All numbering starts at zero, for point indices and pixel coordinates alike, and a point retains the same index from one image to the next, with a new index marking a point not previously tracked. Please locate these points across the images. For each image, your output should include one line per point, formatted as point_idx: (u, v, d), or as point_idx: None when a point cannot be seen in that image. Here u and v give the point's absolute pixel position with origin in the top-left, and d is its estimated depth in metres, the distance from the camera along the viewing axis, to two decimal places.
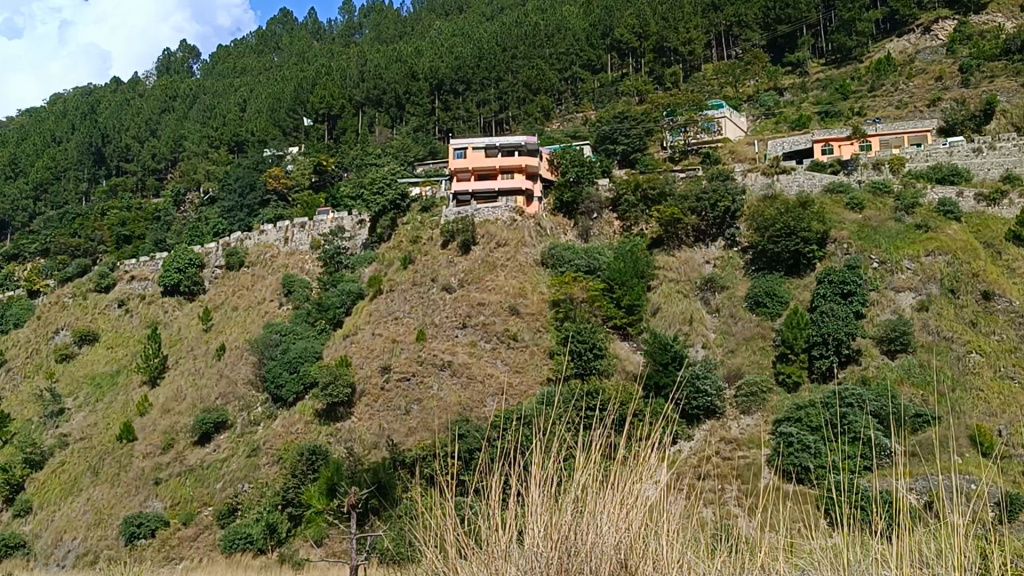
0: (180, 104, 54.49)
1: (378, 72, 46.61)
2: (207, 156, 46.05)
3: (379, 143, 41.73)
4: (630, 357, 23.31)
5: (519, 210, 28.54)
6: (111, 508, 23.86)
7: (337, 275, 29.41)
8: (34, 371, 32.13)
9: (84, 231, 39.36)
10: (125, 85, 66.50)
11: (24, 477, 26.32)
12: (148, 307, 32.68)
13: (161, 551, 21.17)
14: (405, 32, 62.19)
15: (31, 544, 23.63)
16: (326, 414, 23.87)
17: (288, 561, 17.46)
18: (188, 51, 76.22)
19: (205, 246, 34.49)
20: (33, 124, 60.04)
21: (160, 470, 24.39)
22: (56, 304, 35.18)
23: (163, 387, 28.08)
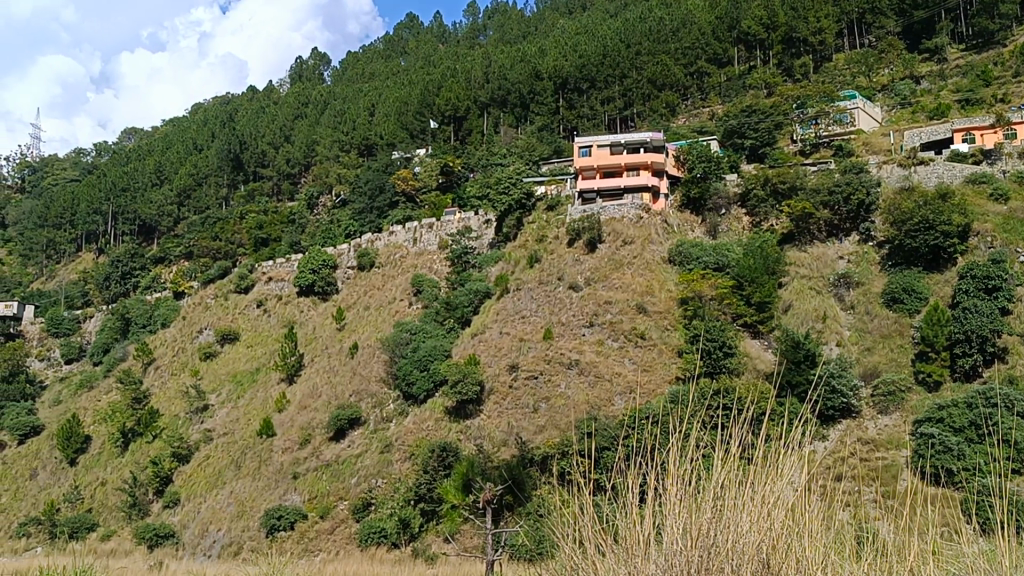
0: (312, 109, 56.08)
1: (503, 72, 46.97)
2: (339, 160, 47.22)
3: (504, 143, 42.06)
4: (762, 356, 22.80)
5: (645, 207, 28.31)
6: (252, 501, 24.73)
7: (464, 274, 29.75)
8: (181, 368, 33.60)
9: (224, 233, 40.93)
10: (261, 93, 68.85)
11: (172, 469, 27.53)
12: (285, 307, 33.80)
13: (300, 543, 21.81)
14: (528, 32, 62.49)
15: (179, 534, 24.71)
16: (457, 411, 24.21)
17: (421, 556, 17.74)
18: (318, 58, 78.40)
19: (338, 247, 35.44)
20: (176, 133, 62.79)
21: (298, 465, 25.18)
22: (200, 304, 36.74)
23: (300, 385, 28.94)
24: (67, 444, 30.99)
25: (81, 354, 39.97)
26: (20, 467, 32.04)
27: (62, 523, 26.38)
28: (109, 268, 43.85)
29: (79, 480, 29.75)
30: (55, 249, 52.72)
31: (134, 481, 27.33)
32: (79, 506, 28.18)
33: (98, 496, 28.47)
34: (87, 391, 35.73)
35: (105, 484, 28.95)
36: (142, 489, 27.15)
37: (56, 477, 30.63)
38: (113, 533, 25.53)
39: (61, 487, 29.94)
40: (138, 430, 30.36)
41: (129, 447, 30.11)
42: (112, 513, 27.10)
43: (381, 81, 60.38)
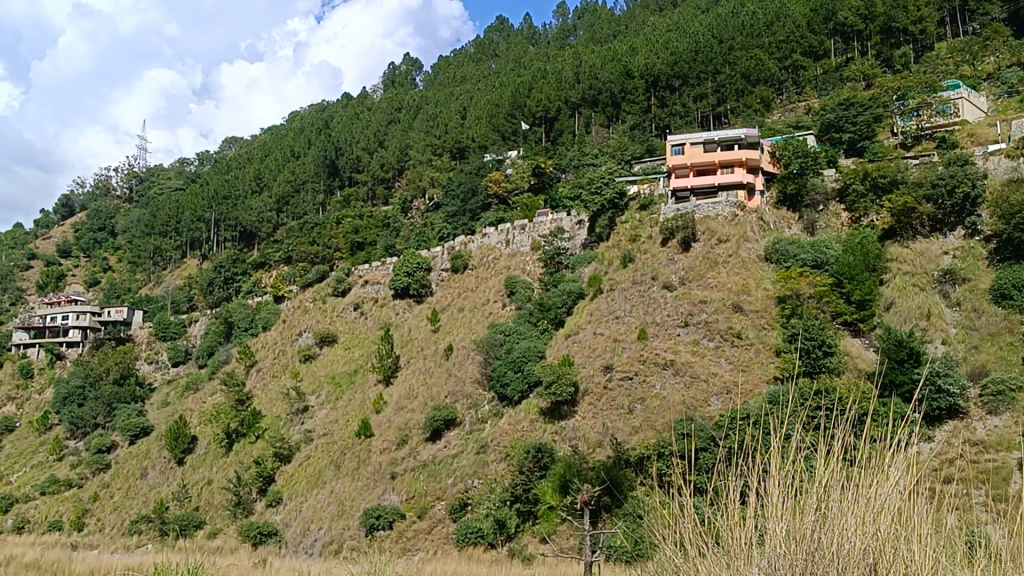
0: (404, 114, 56.77)
1: (593, 72, 46.75)
2: (432, 163, 47.70)
3: (596, 143, 41.89)
4: (863, 355, 22.22)
5: (740, 205, 27.84)
6: (352, 500, 25.15)
7: (557, 275, 29.75)
8: (282, 370, 34.38)
9: (322, 238, 41.73)
10: (356, 99, 70.00)
11: (275, 469, 28.18)
12: (381, 309, 34.31)
13: (399, 542, 22.12)
14: (619, 31, 62.15)
15: (282, 532, 25.31)
16: (551, 412, 24.23)
17: (518, 556, 17.86)
18: (411, 63, 79.33)
19: (432, 250, 35.81)
20: (274, 141, 64.28)
21: (396, 465, 25.51)
22: (299, 308, 37.53)
23: (396, 386, 29.30)
24: (175, 444, 31.98)
25: (187, 357, 41.26)
26: (131, 467, 33.22)
27: (172, 521, 27.30)
28: (213, 274, 45.11)
29: (186, 479, 30.69)
30: (161, 256, 54.59)
31: (238, 480, 28.10)
32: (187, 504, 29.09)
33: (205, 494, 29.35)
34: (193, 393, 36.86)
35: (211, 483, 29.80)
36: (247, 488, 27.89)
37: (165, 477, 31.67)
38: (219, 530, 26.32)
39: (170, 486, 30.94)
40: (242, 431, 31.16)
41: (233, 447, 30.97)
42: (218, 512, 27.92)
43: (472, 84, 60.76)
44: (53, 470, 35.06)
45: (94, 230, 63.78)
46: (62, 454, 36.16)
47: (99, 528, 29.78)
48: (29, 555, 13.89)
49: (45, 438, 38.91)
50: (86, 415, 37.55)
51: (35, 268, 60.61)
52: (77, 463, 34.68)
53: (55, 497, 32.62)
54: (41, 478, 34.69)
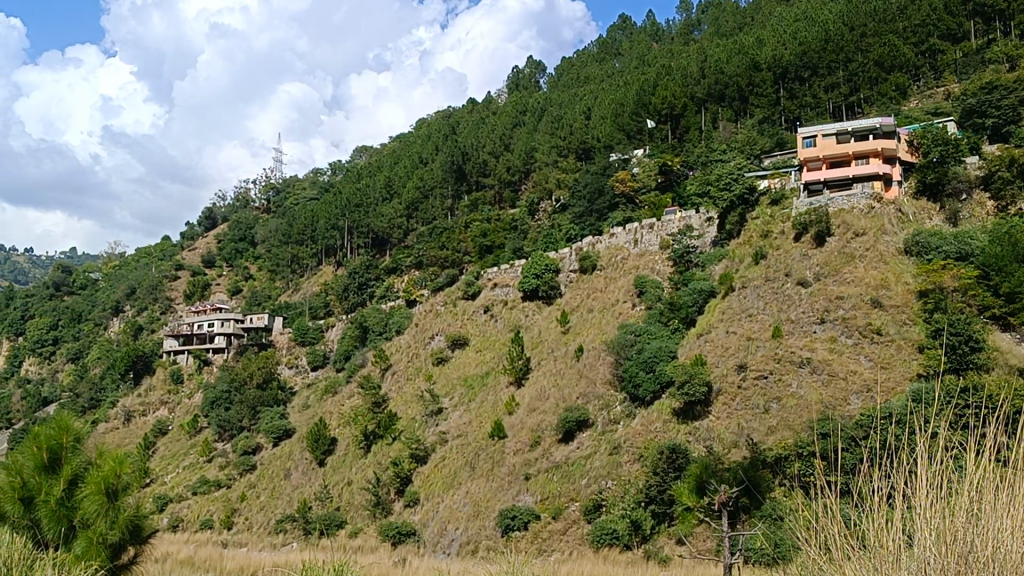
0: (529, 117, 56.86)
1: (719, 66, 45.96)
2: (557, 164, 47.79)
3: (724, 138, 41.14)
4: (1014, 350, 21.14)
5: (877, 196, 26.78)
6: (487, 501, 25.40)
7: (687, 274, 29.39)
8: (415, 373, 35.06)
9: (451, 243, 42.42)
10: (481, 104, 70.72)
11: (411, 470, 28.73)
12: (511, 311, 34.59)
13: (534, 543, 22.31)
14: (744, 23, 60.97)
15: (420, 532, 25.79)
16: (684, 412, 23.94)
17: (655, 557, 17.79)
18: (534, 65, 79.61)
19: (560, 251, 35.85)
20: (404, 148, 65.59)
21: (530, 466, 25.65)
22: (431, 312, 38.19)
23: (528, 388, 29.48)
24: (316, 446, 32.95)
25: (325, 360, 42.46)
26: (276, 467, 34.38)
27: (315, 520, 28.22)
28: (347, 279, 46.27)
29: (328, 480, 31.57)
30: (299, 263, 56.50)
31: (377, 481, 28.78)
32: (329, 504, 29.96)
33: (345, 494, 30.15)
34: (332, 396, 37.91)
35: (351, 483, 30.58)
36: (385, 488, 28.56)
37: (308, 477, 32.68)
38: (360, 530, 27.08)
39: (313, 486, 31.89)
40: (379, 433, 31.90)
41: (371, 448, 31.73)
42: (358, 511, 28.65)
43: (596, 84, 60.61)
44: (204, 471, 36.70)
45: (235, 240, 66.14)
46: (211, 455, 37.81)
47: (247, 527, 31.01)
48: (185, 552, 14.52)
49: (195, 440, 40.73)
50: (232, 418, 39.14)
51: (183, 278, 63.53)
52: (226, 465, 36.18)
53: (206, 498, 34.14)
54: (192, 479, 36.36)
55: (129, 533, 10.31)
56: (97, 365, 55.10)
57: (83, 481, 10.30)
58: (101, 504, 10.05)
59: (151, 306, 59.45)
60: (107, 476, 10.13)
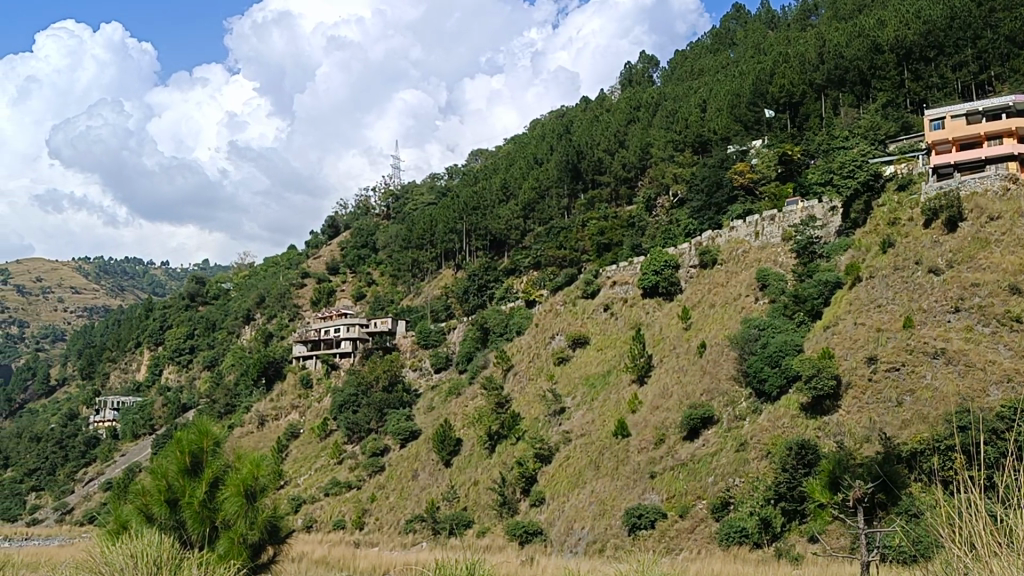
0: (644, 112, 56.08)
1: (839, 51, 44.58)
2: (674, 159, 47.28)
3: (846, 124, 39.88)
4: None
5: (1012, 176, 25.73)
6: (613, 500, 25.31)
7: (812, 266, 28.64)
8: (537, 373, 35.21)
9: (569, 241, 42.37)
10: (594, 102, 70.41)
11: (536, 470, 28.86)
12: (631, 309, 34.37)
13: (661, 541, 22.16)
14: (865, 4, 59.01)
15: (546, 531, 25.92)
16: (813, 407, 23.31)
17: (786, 555, 17.46)
18: (647, 60, 78.82)
19: (679, 246, 35.40)
20: (519, 149, 65.87)
21: (655, 464, 25.45)
22: (551, 312, 38.29)
23: (651, 386, 29.25)
24: (442, 446, 33.42)
25: (448, 363, 42.99)
26: (403, 468, 34.98)
27: (443, 520, 28.72)
28: (467, 282, 46.76)
29: (454, 480, 31.98)
30: (419, 268, 57.46)
31: (503, 481, 29.03)
32: (456, 504, 30.36)
33: (472, 494, 30.48)
34: (456, 398, 38.40)
35: (477, 483, 30.87)
36: (511, 488, 28.78)
37: (435, 477, 33.18)
38: (487, 530, 27.41)
39: (440, 486, 32.36)
40: (503, 433, 32.17)
41: (496, 448, 31.99)
42: (485, 511, 28.97)
43: (711, 76, 59.64)
44: (335, 472, 37.71)
45: (358, 247, 67.61)
46: (341, 457, 38.84)
47: (378, 527, 31.77)
48: (318, 552, 14.92)
49: (326, 443, 41.85)
50: (360, 420, 40.06)
51: (309, 285, 65.30)
52: (356, 466, 37.12)
53: (338, 498, 35.07)
54: (324, 480, 37.41)
55: (266, 532, 10.67)
56: (232, 372, 57.30)
57: (223, 483, 10.69)
58: (240, 505, 10.43)
59: (280, 313, 61.43)
60: (245, 479, 10.49)
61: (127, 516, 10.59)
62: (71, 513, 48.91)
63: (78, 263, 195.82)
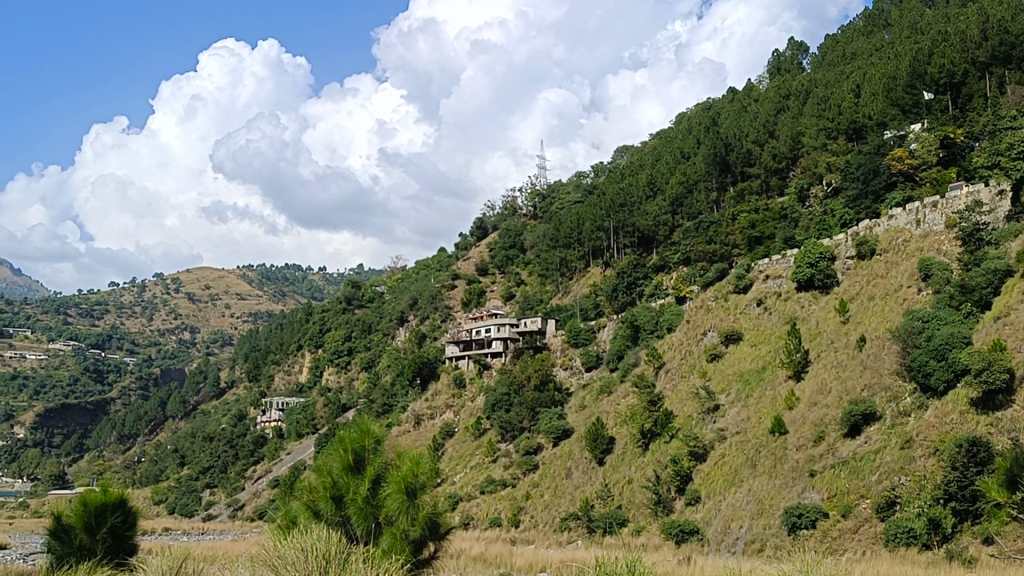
0: (793, 100, 54.35)
1: (1003, 25, 42.05)
2: (827, 148, 45.77)
3: (1013, 104, 37.63)
4: None
5: None
6: (772, 498, 24.74)
7: (979, 254, 27.22)
8: (690, 370, 34.76)
9: (719, 236, 41.56)
10: (742, 92, 68.76)
11: (691, 468, 28.51)
12: (785, 303, 33.50)
13: (823, 542, 21.54)
14: None
15: (703, 531, 25.57)
16: (984, 402, 22.10)
17: (958, 558, 16.68)
18: (796, 47, 76.49)
19: (835, 237, 34.27)
20: (664, 144, 65.04)
21: (815, 463, 24.72)
22: (702, 308, 37.80)
23: (808, 381, 28.44)
24: (595, 445, 33.38)
25: (598, 361, 42.87)
26: (557, 467, 35.10)
27: (598, 519, 28.76)
28: (616, 280, 46.55)
29: (607, 479, 31.94)
30: (567, 267, 58.07)
31: (657, 479, 28.82)
32: (611, 502, 30.31)
33: (626, 493, 30.36)
34: (607, 396, 38.32)
35: (631, 481, 30.72)
36: (665, 487, 28.57)
37: (588, 476, 33.19)
38: (643, 528, 27.26)
39: (594, 485, 32.34)
40: (656, 431, 31.91)
41: (649, 447, 31.75)
42: (640, 510, 28.86)
43: (864, 59, 57.42)
44: (490, 471, 38.28)
45: (506, 247, 68.15)
46: (495, 456, 39.42)
47: (533, 525, 32.04)
48: (475, 549, 15.16)
49: (480, 441, 42.53)
50: (513, 419, 40.53)
51: (459, 286, 66.39)
52: (510, 464, 37.59)
53: (493, 496, 35.60)
54: (480, 478, 38.04)
55: (427, 529, 10.88)
56: (389, 373, 58.89)
57: (385, 480, 11.01)
58: (401, 502, 10.67)
59: (433, 315, 62.75)
60: (406, 476, 10.75)
61: (297, 512, 11.10)
62: (243, 509, 51.35)
63: (242, 271, 205.20)
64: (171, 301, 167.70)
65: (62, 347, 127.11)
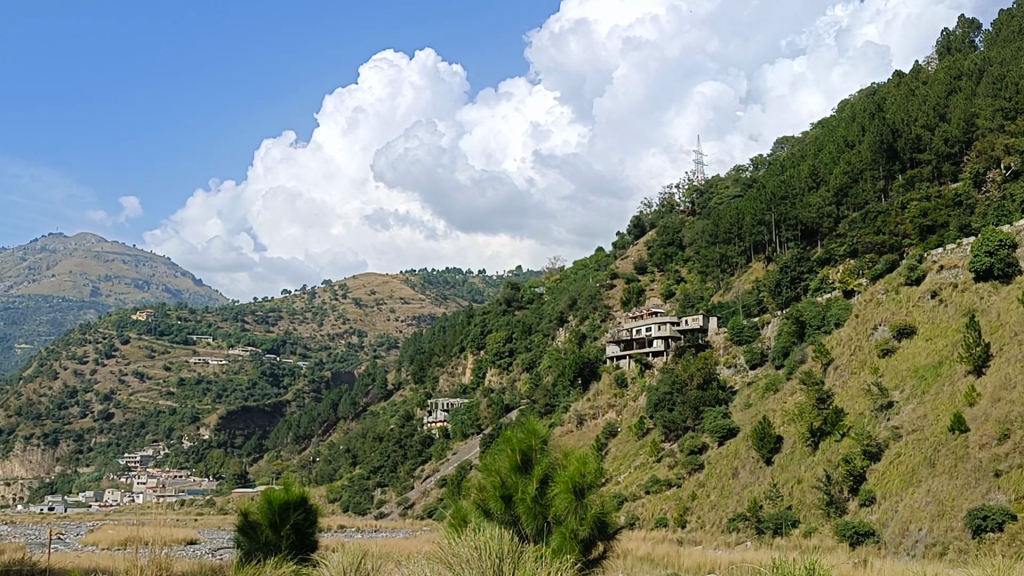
0: (965, 81, 51.54)
1: None
2: (1004, 130, 43.21)
3: None
4: None
5: None
6: (953, 499, 23.57)
7: None
8: (860, 366, 33.56)
9: (887, 227, 39.89)
10: (908, 75, 65.67)
11: (865, 468, 27.56)
12: (963, 295, 31.81)
13: (1011, 546, 20.37)
14: None
15: (880, 533, 24.67)
16: None
17: None
18: (968, 24, 72.49)
19: (1016, 224, 32.34)
20: (827, 134, 62.85)
21: (1000, 462, 23.35)
22: (872, 301, 36.45)
23: (990, 376, 26.89)
24: (762, 444, 32.61)
25: (763, 358, 41.90)
26: (723, 467, 34.51)
27: (767, 520, 28.17)
28: (779, 275, 45.41)
29: (776, 478, 31.20)
30: (728, 263, 57.24)
31: (828, 478, 27.97)
32: (780, 503, 29.62)
33: (796, 493, 29.59)
34: (773, 394, 37.46)
35: (802, 482, 29.92)
36: (838, 487, 27.71)
37: (756, 476, 32.48)
38: (814, 529, 26.56)
39: (761, 485, 31.64)
40: (826, 429, 30.91)
41: (819, 445, 30.84)
42: (811, 510, 28.10)
43: None
44: (654, 471, 38.02)
45: (664, 245, 67.27)
46: (660, 456, 39.15)
47: (700, 525, 31.59)
48: (643, 548, 15.15)
49: (643, 441, 42.37)
50: (676, 418, 40.13)
51: (618, 285, 66.20)
52: (675, 464, 37.23)
53: (659, 497, 35.35)
54: (644, 478, 37.87)
55: (596, 529, 10.87)
56: (550, 374, 59.30)
57: (553, 480, 11.08)
58: (570, 501, 10.74)
59: (592, 314, 62.81)
60: (573, 476, 10.79)
61: (468, 511, 11.36)
62: (412, 508, 52.75)
63: (405, 276, 210.67)
64: (339, 306, 174.04)
65: (241, 351, 133.81)
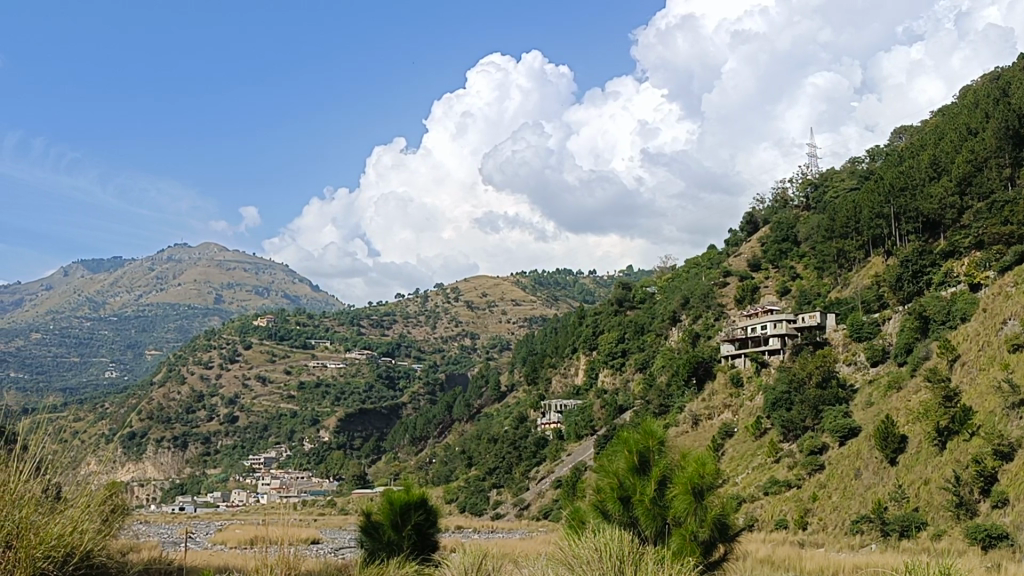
0: None
1: None
2: None
3: None
4: None
5: None
6: None
7: None
8: (989, 362, 32.18)
9: (1015, 217, 38.15)
10: None
11: (997, 469, 26.42)
12: None
13: None
14: None
15: (1014, 536, 23.63)
16: None
17: None
18: None
19: None
20: (948, 121, 60.50)
21: None
22: (1000, 295, 34.98)
23: None
24: (886, 444, 31.62)
25: (885, 355, 40.64)
26: (845, 467, 33.64)
27: (892, 522, 27.34)
28: (900, 269, 44.00)
29: (902, 479, 30.23)
30: (846, 258, 55.74)
31: (958, 479, 26.97)
32: (906, 504, 28.75)
33: (923, 494, 28.65)
34: (896, 392, 36.32)
35: (929, 483, 28.93)
36: (968, 488, 26.70)
37: (880, 477, 31.53)
38: (943, 532, 25.65)
39: (886, 486, 30.71)
40: (954, 428, 29.72)
41: (947, 445, 29.74)
42: (940, 512, 27.15)
43: None
44: (773, 471, 37.32)
45: (778, 241, 65.85)
46: (778, 456, 38.40)
47: (821, 527, 30.86)
48: (764, 551, 14.90)
49: (761, 441, 41.67)
50: (795, 418, 39.31)
51: (731, 283, 65.23)
52: (794, 464, 36.44)
53: (778, 498, 34.70)
54: (763, 479, 37.24)
55: (717, 531, 10.66)
56: (664, 374, 58.80)
57: (671, 481, 10.98)
58: (689, 503, 10.58)
59: (706, 313, 62.07)
60: (691, 477, 10.61)
61: (587, 513, 11.40)
62: (528, 509, 53.02)
63: (516, 279, 211.53)
64: (452, 309, 176.05)
65: (358, 354, 136.61)
